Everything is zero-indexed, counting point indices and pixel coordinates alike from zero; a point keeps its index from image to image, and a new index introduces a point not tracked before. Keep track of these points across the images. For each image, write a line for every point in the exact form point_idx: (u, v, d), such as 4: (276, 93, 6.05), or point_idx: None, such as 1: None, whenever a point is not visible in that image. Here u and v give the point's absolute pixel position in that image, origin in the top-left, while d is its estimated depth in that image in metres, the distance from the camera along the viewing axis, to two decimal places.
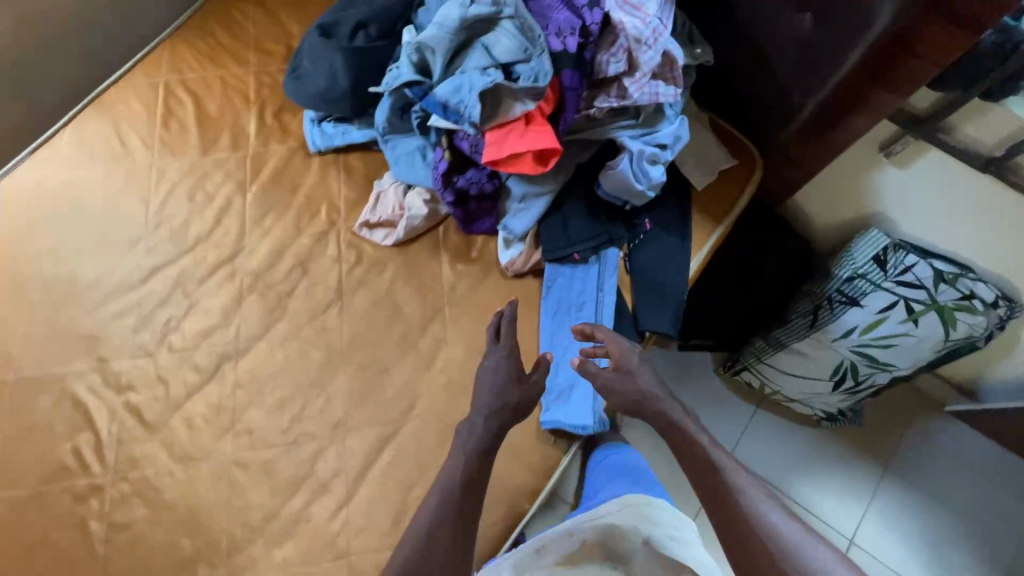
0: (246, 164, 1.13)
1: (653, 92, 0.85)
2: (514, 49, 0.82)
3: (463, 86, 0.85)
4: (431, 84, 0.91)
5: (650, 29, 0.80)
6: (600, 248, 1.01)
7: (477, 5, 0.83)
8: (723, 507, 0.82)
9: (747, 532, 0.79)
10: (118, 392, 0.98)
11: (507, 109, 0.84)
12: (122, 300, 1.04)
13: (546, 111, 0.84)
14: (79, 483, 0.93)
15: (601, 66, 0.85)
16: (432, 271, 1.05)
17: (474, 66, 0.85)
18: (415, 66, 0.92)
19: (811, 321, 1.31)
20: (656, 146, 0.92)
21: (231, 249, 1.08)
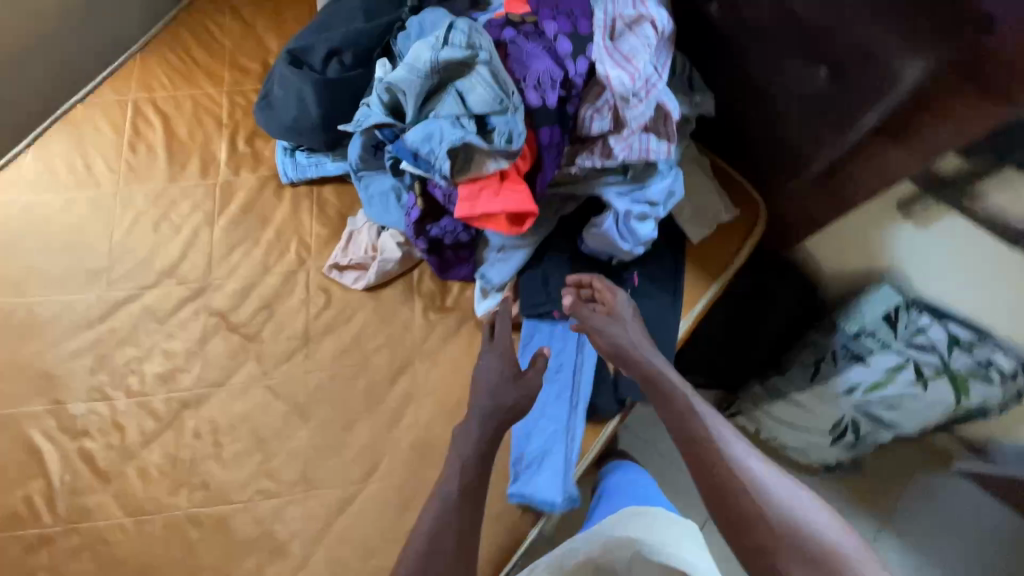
0: (214, 194, 1.07)
1: (643, 149, 0.77)
2: (489, 99, 0.76)
3: (433, 136, 0.77)
4: (403, 128, 0.84)
5: (639, 85, 0.73)
6: (582, 305, 0.94)
7: (450, 47, 0.76)
8: (725, 484, 0.75)
9: (753, 508, 0.72)
10: (73, 437, 0.94)
11: (480, 165, 0.77)
12: (80, 338, 0.99)
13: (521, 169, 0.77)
14: (30, 533, 0.90)
15: (585, 121, 0.79)
16: (404, 320, 0.99)
17: (446, 113, 0.78)
18: (387, 106, 0.85)
19: (812, 373, 1.22)
20: (645, 204, 0.84)
21: (195, 286, 1.03)
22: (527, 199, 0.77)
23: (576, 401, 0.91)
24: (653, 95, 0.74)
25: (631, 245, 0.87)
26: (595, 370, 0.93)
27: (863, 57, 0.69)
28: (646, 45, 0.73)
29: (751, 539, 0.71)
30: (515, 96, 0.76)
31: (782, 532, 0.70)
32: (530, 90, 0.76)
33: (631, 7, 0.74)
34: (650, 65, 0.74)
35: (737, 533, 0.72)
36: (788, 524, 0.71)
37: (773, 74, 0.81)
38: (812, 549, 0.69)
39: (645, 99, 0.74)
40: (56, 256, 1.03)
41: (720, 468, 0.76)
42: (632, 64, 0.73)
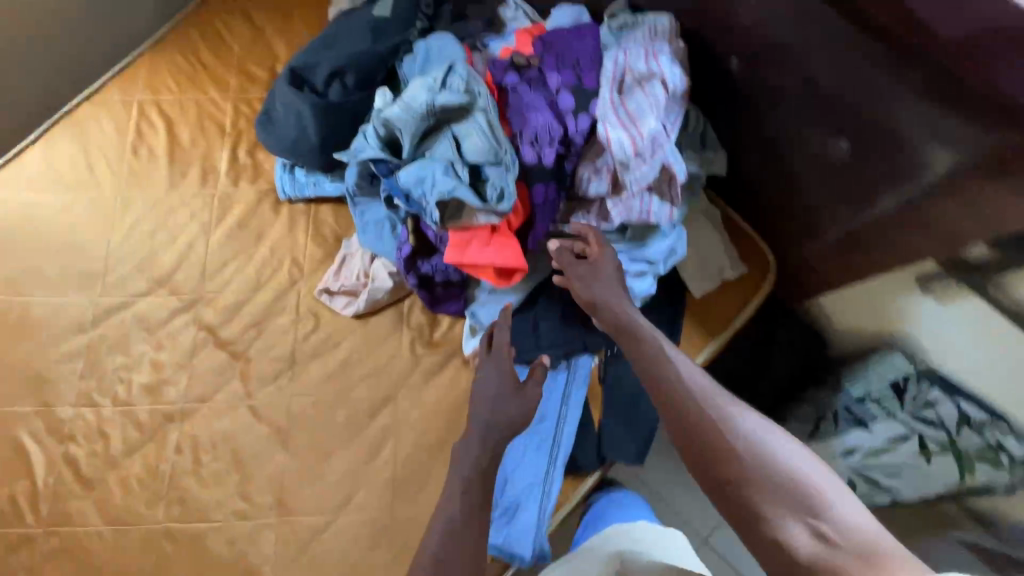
0: (212, 205, 1.05)
1: (642, 211, 0.74)
2: (483, 149, 0.75)
3: (426, 180, 0.75)
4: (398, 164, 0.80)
5: (644, 146, 0.70)
6: (572, 355, 0.91)
7: (447, 92, 0.77)
8: (694, 431, 0.65)
9: (726, 451, 0.62)
10: (59, 441, 0.96)
11: (471, 215, 0.76)
12: (72, 342, 1.00)
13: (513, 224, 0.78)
14: (13, 532, 0.92)
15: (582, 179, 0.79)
16: (391, 351, 0.98)
17: (441, 157, 0.77)
18: (382, 140, 0.81)
19: (810, 429, 1.21)
20: (644, 263, 0.81)
21: (185, 297, 1.02)
22: (517, 253, 0.76)
23: (555, 455, 0.89)
24: (659, 155, 0.70)
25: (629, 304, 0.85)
26: (578, 424, 0.91)
27: (889, 136, 0.64)
28: (654, 105, 0.70)
29: (725, 471, 0.61)
30: (508, 148, 0.76)
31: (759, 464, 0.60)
32: (525, 145, 0.76)
33: (643, 62, 0.71)
34: (658, 124, 0.70)
35: (710, 481, 0.62)
36: (768, 459, 0.60)
37: (790, 139, 0.75)
38: (794, 488, 0.57)
39: (649, 159, 0.70)
40: (54, 256, 1.03)
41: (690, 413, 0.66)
42: (637, 123, 0.71)
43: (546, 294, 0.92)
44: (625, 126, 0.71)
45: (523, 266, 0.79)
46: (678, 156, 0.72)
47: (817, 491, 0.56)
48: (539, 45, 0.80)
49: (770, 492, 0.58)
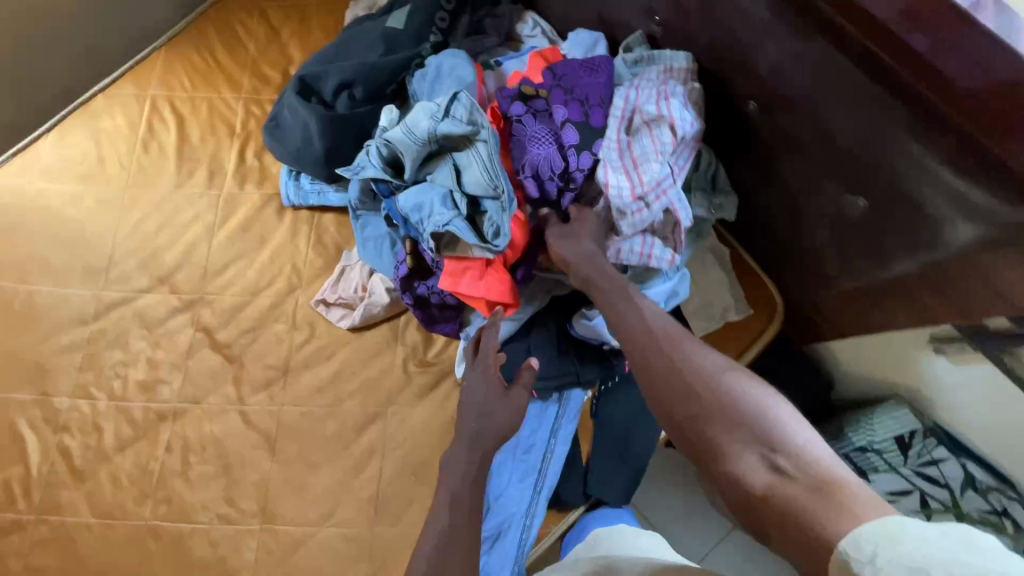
0: (218, 206, 1.06)
1: (644, 254, 0.74)
2: (483, 183, 0.75)
3: (423, 208, 0.76)
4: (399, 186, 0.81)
5: (645, 191, 0.71)
6: (564, 387, 0.88)
7: (449, 120, 0.75)
8: (659, 373, 0.63)
9: (692, 396, 0.59)
10: (55, 431, 0.97)
11: (467, 248, 0.76)
12: (73, 333, 1.01)
13: (510, 257, 0.77)
14: (6, 517, 0.94)
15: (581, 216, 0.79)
16: (383, 367, 0.97)
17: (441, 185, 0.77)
18: (385, 160, 0.80)
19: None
20: None
21: (185, 297, 1.03)
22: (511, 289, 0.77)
23: (539, 488, 0.88)
24: (661, 200, 0.71)
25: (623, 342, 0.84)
26: (564, 458, 0.91)
27: (907, 201, 0.60)
28: (659, 152, 0.71)
29: (687, 422, 0.58)
30: (504, 179, 0.74)
31: (720, 407, 0.57)
32: (528, 179, 0.75)
33: (653, 103, 0.71)
34: (662, 169, 0.71)
35: (678, 431, 0.60)
36: (729, 403, 0.57)
37: (805, 191, 0.72)
38: (751, 418, 0.55)
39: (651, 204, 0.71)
40: (61, 247, 1.05)
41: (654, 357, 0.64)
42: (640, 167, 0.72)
43: (540, 325, 0.89)
44: (627, 170, 0.72)
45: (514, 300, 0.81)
46: (684, 200, 0.72)
47: (778, 425, 0.53)
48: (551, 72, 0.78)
49: (729, 429, 0.55)
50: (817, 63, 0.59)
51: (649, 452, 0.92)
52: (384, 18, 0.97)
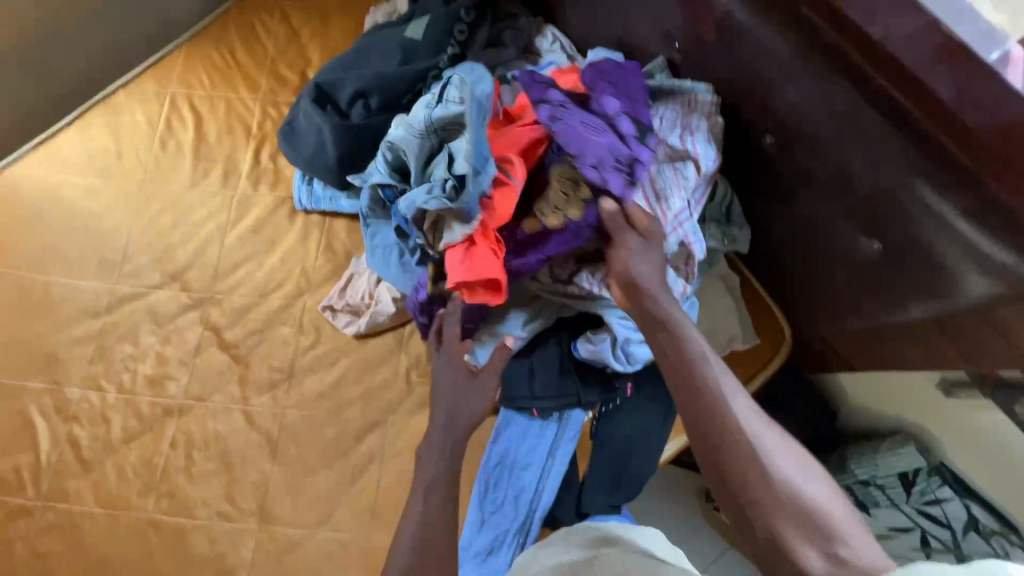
0: (231, 206, 1.07)
1: None
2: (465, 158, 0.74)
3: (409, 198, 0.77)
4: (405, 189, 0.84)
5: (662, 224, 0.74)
6: (565, 408, 0.89)
7: (443, 106, 0.76)
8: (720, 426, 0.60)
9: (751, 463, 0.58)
10: (64, 420, 1.00)
11: (448, 229, 0.75)
12: (86, 325, 1.03)
13: (489, 227, 0.74)
14: (14, 502, 0.97)
15: None
16: (386, 375, 0.98)
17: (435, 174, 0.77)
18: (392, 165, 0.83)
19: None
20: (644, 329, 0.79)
21: (195, 295, 1.04)
22: (488, 265, 0.73)
23: (534, 505, 0.88)
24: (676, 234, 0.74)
25: (626, 366, 0.81)
26: (561, 477, 0.90)
27: (921, 250, 0.59)
28: (681, 186, 0.74)
29: (743, 490, 0.57)
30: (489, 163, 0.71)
31: (780, 486, 0.56)
32: (588, 169, 0.71)
33: (678, 138, 0.74)
34: (681, 205, 0.74)
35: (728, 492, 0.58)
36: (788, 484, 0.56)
37: (820, 230, 0.71)
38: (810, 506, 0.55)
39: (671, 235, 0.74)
40: (77, 240, 1.06)
41: (713, 410, 0.61)
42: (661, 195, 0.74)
43: (545, 345, 0.89)
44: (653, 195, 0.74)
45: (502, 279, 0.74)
46: (699, 235, 0.76)
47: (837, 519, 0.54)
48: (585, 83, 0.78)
49: (788, 510, 0.55)
50: (836, 105, 0.58)
51: (649, 474, 0.90)
52: (403, 26, 0.97)
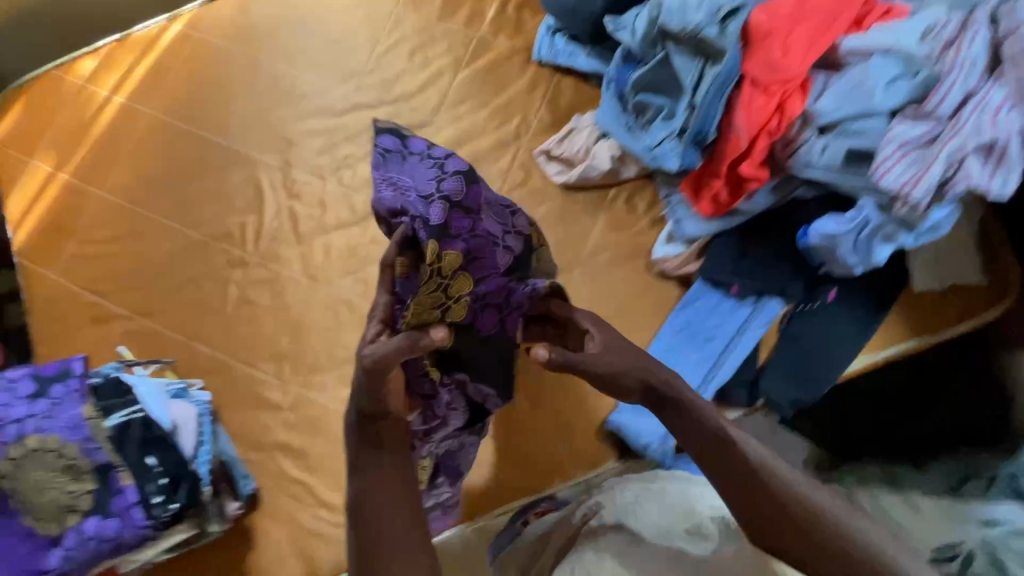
0: (470, 45, 1.13)
1: (965, 177, 0.67)
2: (693, 55, 0.82)
3: (647, 111, 0.91)
4: (657, 86, 0.89)
5: (984, 131, 0.66)
6: (762, 295, 0.90)
7: None
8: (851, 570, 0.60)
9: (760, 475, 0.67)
10: (288, 196, 1.11)
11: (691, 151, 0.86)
12: (321, 121, 1.14)
13: (723, 156, 0.83)
14: (235, 252, 1.10)
15: (875, 167, 0.70)
16: (584, 227, 1.01)
17: (679, 63, 0.84)
18: (645, 74, 0.89)
19: (952, 485, 1.00)
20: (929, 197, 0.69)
21: (420, 119, 1.11)
22: (727, 195, 0.88)
23: (710, 377, 0.90)
24: (943, 151, 0.67)
25: (855, 261, 0.80)
26: (742, 358, 0.91)
27: None
28: (1003, 105, 0.66)
29: (760, 496, 0.66)
30: (714, 74, 0.79)
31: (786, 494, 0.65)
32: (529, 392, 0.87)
33: (946, 91, 0.68)
34: (1012, 116, 0.66)
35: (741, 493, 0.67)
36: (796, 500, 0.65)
37: None
38: (800, 515, 0.64)
39: (946, 157, 0.67)
40: (327, 46, 1.17)
41: (740, 462, 0.67)
42: (944, 123, 0.69)
43: (766, 228, 0.90)
44: (914, 116, 0.70)
45: (756, 178, 0.84)
46: None
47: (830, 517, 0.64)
48: (807, 33, 0.75)
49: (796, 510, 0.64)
50: None
51: (833, 382, 0.88)
52: None
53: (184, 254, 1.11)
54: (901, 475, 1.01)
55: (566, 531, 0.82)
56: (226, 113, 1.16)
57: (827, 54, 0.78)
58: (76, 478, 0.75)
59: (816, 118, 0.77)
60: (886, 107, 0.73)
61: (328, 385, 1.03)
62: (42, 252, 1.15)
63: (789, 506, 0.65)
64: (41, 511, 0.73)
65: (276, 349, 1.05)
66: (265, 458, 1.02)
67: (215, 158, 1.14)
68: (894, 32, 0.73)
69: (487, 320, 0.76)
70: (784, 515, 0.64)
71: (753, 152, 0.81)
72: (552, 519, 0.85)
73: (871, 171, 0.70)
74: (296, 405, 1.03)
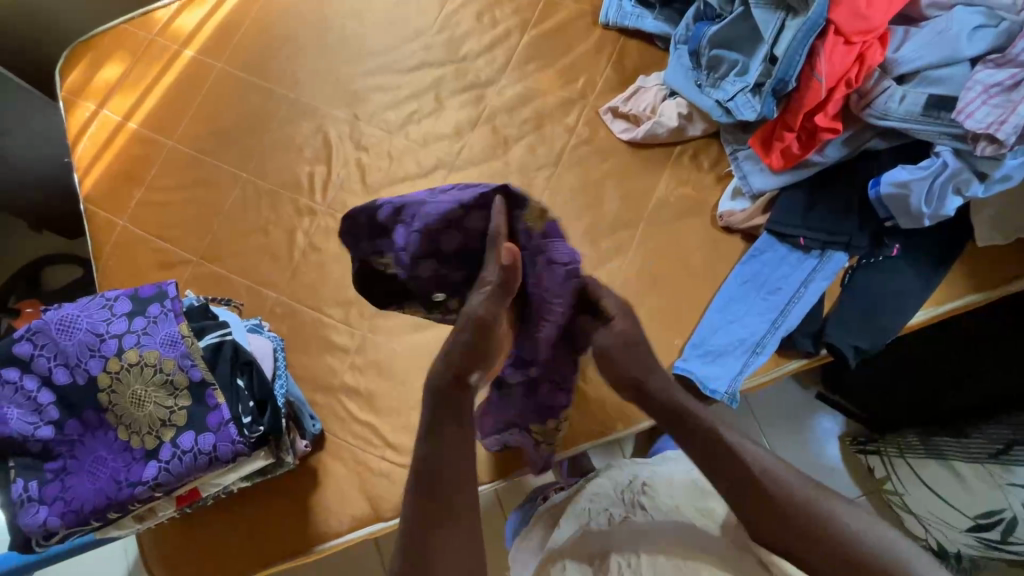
0: (537, 7, 1.16)
1: None
2: (775, 9, 0.88)
3: (721, 65, 0.95)
4: (734, 42, 0.95)
5: None
6: (829, 247, 0.92)
7: None
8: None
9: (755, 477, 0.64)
10: (357, 148, 1.14)
11: (764, 102, 0.90)
12: (389, 77, 1.17)
13: (801, 104, 0.87)
14: (303, 201, 1.12)
15: (959, 112, 0.76)
16: (650, 183, 1.03)
17: (760, 17, 0.89)
18: (723, 30, 0.94)
19: (994, 450, 1.02)
20: (1010, 133, 0.73)
21: (487, 78, 1.14)
22: (798, 148, 0.91)
23: (777, 324, 0.92)
24: None
25: (927, 209, 0.81)
26: (808, 309, 0.92)
27: None
28: None
29: (757, 497, 0.63)
30: (797, 25, 0.85)
31: (782, 497, 0.63)
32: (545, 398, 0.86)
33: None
34: None
35: (740, 490, 0.64)
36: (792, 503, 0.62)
37: None
38: (798, 516, 0.62)
39: None
40: (396, 7, 1.20)
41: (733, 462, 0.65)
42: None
43: (835, 180, 0.92)
44: (996, 64, 0.76)
45: (830, 129, 0.87)
46: None
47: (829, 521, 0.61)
48: None
49: (792, 513, 0.62)
50: None
51: (897, 333, 0.90)
52: None
53: (252, 202, 1.14)
54: (941, 445, 1.08)
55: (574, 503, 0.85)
56: (295, 68, 1.19)
57: (907, 9, 0.85)
58: (172, 394, 0.77)
59: (896, 66, 0.82)
60: (970, 55, 0.78)
61: (394, 331, 1.05)
62: (111, 198, 1.17)
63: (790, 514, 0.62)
64: (140, 424, 0.77)
65: (343, 295, 1.07)
66: (331, 400, 1.03)
67: (283, 111, 1.17)
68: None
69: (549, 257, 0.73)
70: (778, 511, 0.62)
71: (830, 99, 0.85)
72: (565, 494, 0.90)
73: (955, 114, 0.76)
74: (363, 348, 1.05)
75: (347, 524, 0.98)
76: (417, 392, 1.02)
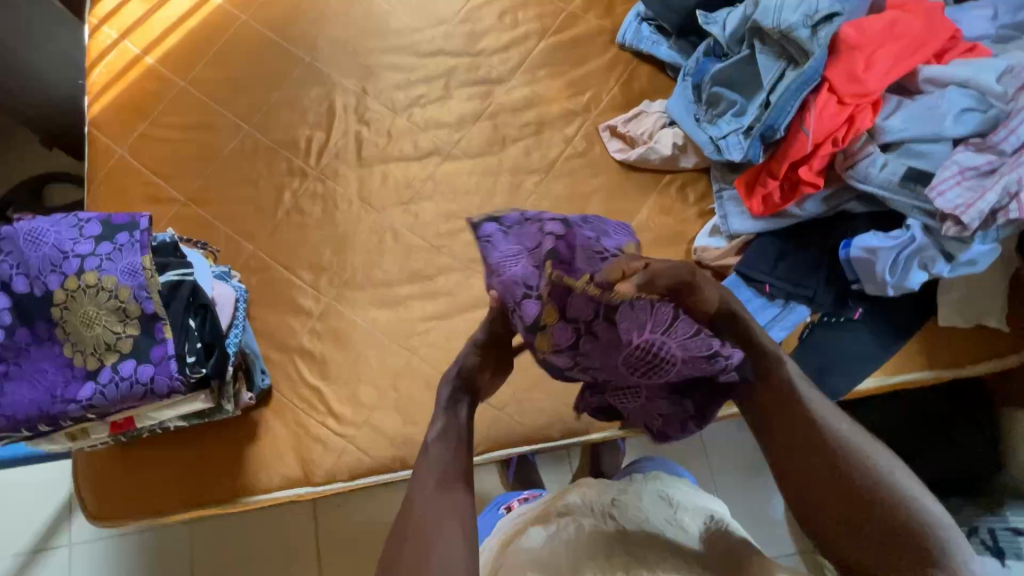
0: (560, 17, 1.18)
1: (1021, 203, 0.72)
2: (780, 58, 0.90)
3: (721, 103, 0.97)
4: (737, 82, 0.96)
5: None
6: (793, 299, 0.93)
7: None
8: (894, 564, 0.59)
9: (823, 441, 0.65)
10: (358, 121, 1.16)
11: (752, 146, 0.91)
12: (403, 58, 1.19)
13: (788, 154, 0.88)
14: (297, 162, 1.14)
15: (932, 187, 0.78)
16: (633, 205, 1.04)
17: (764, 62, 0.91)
18: (728, 69, 0.96)
19: None
20: (976, 217, 0.74)
21: (497, 76, 1.16)
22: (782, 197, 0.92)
23: None
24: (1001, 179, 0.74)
25: (891, 277, 0.82)
26: None
27: None
28: None
29: (818, 458, 0.64)
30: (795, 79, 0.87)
31: (847, 462, 0.63)
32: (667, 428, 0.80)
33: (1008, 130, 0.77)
34: None
35: (806, 448, 0.66)
36: (857, 468, 0.62)
37: None
38: (856, 484, 0.62)
39: (1001, 186, 0.74)
40: None
41: (808, 420, 0.66)
42: (1006, 157, 0.76)
43: (809, 234, 0.93)
44: (975, 148, 0.79)
45: (813, 184, 0.88)
46: None
47: (890, 494, 0.60)
48: (890, 59, 0.84)
49: (852, 477, 0.62)
50: None
51: (844, 395, 0.90)
52: None
53: (249, 154, 1.15)
54: None
55: (548, 525, 0.73)
56: (315, 32, 1.21)
57: (904, 81, 0.87)
58: (123, 321, 0.79)
59: (883, 133, 0.84)
60: (954, 134, 0.80)
61: (359, 305, 1.06)
62: (114, 125, 1.19)
63: (851, 487, 0.62)
64: (86, 343, 0.79)
65: (316, 260, 1.09)
66: (286, 359, 1.04)
67: (296, 73, 1.19)
68: (971, 68, 0.81)
69: (607, 335, 0.67)
70: (831, 475, 0.63)
71: (818, 154, 0.86)
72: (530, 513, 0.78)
73: (929, 190, 0.78)
74: (326, 315, 1.06)
75: (277, 483, 0.99)
76: (370, 368, 1.04)
